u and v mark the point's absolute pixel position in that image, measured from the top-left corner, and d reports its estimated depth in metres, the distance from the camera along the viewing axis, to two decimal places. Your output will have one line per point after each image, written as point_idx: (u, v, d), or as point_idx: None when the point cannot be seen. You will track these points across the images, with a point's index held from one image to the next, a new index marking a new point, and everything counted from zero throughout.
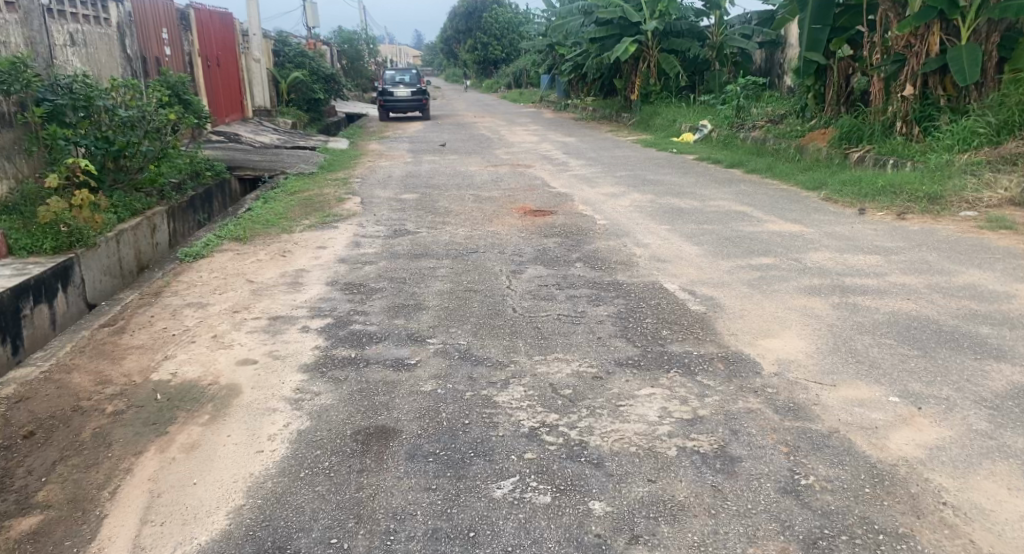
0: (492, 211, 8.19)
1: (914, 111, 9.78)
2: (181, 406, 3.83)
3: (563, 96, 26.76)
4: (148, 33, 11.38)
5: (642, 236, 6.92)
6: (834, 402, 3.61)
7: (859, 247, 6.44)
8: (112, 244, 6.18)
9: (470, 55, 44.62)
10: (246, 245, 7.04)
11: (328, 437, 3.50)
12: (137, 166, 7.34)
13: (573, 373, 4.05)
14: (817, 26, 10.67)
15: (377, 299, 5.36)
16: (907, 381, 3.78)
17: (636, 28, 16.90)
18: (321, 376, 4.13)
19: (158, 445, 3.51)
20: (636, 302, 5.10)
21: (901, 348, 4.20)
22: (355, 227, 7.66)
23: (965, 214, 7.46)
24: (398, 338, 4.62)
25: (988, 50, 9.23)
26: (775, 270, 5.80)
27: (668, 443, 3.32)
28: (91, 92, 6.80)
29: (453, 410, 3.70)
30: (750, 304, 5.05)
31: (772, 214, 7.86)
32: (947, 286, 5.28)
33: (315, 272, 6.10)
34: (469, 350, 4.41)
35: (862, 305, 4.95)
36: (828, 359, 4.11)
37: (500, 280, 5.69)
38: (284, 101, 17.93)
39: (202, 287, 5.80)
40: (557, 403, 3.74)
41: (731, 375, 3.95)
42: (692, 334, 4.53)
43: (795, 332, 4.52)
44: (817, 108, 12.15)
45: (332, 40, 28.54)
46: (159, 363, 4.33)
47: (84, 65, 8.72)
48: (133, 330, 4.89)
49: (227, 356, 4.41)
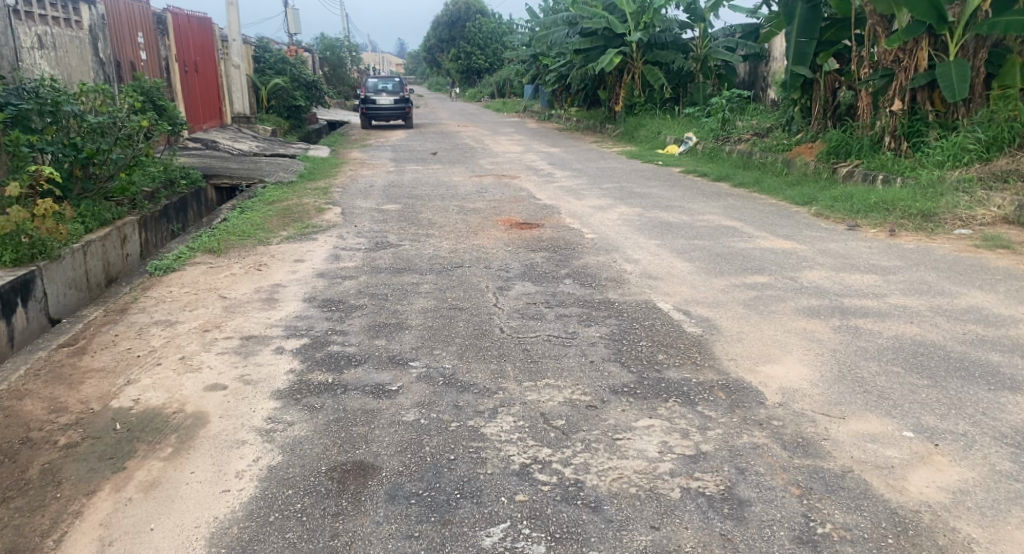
0: (476, 224, 7.94)
1: (902, 126, 9.61)
2: (142, 437, 3.54)
3: (546, 106, 26.64)
4: (122, 36, 11.05)
5: (632, 251, 6.70)
6: (845, 437, 3.38)
7: (856, 265, 6.24)
8: (78, 256, 5.87)
9: (452, 64, 44.52)
10: (220, 258, 6.74)
11: (301, 474, 3.24)
12: (107, 174, 7.03)
13: (565, 401, 3.80)
14: (804, 39, 10.61)
15: (357, 318, 5.08)
16: (919, 414, 3.56)
17: (620, 40, 16.71)
18: (295, 403, 3.86)
19: (113, 483, 3.22)
20: (630, 323, 4.86)
21: (910, 377, 3.98)
22: (335, 239, 7.38)
23: (959, 232, 7.29)
24: (378, 361, 4.34)
25: (975, 67, 9.14)
26: (771, 290, 5.59)
27: (670, 484, 3.08)
28: (58, 96, 6.52)
29: (438, 444, 3.44)
30: (748, 326, 4.81)
31: (762, 230, 7.66)
32: (950, 309, 5.08)
33: (291, 287, 5.81)
34: (454, 375, 4.14)
35: (864, 329, 4.73)
36: (834, 389, 3.87)
37: (486, 297, 5.44)
38: (264, 109, 17.62)
39: (170, 303, 5.50)
40: (549, 435, 3.49)
41: (734, 406, 3.71)
42: (690, 359, 4.28)
43: (797, 358, 4.29)
44: (804, 122, 12.01)
45: (313, 47, 28.31)
46: (121, 389, 4.03)
47: (53, 69, 8.39)
48: (94, 351, 4.59)
49: (194, 381, 4.12)
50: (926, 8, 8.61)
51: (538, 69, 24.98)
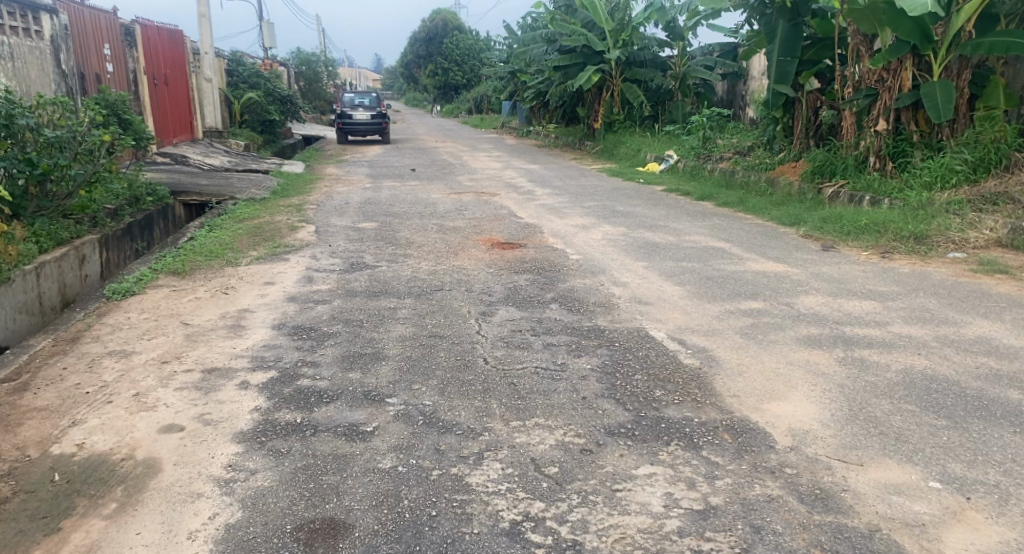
0: (456, 244, 7.59)
1: (887, 146, 9.36)
2: (83, 490, 3.20)
3: (523, 122, 26.35)
4: (87, 47, 10.65)
5: (619, 274, 6.39)
6: (866, 488, 3.11)
7: (851, 290, 5.95)
8: (30, 279, 5.51)
9: (429, 80, 44.19)
10: (184, 281, 6.36)
11: (264, 535, 2.93)
12: (65, 191, 6.72)
13: (557, 445, 3.49)
14: (786, 58, 10.42)
15: (330, 347, 4.72)
16: (944, 461, 3.28)
17: (599, 57, 16.35)
18: (259, 447, 3.52)
19: (46, 548, 2.90)
20: (622, 354, 4.53)
21: (926, 416, 3.66)
22: (307, 260, 7.02)
23: (953, 255, 7.02)
24: (352, 398, 3.98)
25: (959, 88, 8.88)
26: (768, 316, 5.29)
27: (679, 545, 2.85)
28: (13, 109, 6.12)
29: (417, 496, 3.14)
30: (746, 358, 4.48)
31: (752, 252, 7.38)
32: (958, 339, 4.78)
33: (260, 313, 5.44)
34: (435, 413, 3.79)
35: (871, 361, 4.40)
36: (849, 431, 3.55)
37: (468, 324, 5.10)
38: (236, 123, 17.21)
39: (127, 331, 5.11)
40: (541, 486, 3.19)
41: (742, 450, 3.41)
42: (689, 396, 3.94)
43: (804, 394, 3.94)
44: (785, 141, 11.72)
45: (289, 60, 27.84)
46: (63, 433, 3.67)
47: (11, 80, 8.03)
48: (38, 387, 4.21)
49: (148, 422, 3.76)
50: (910, 27, 8.42)
51: (516, 85, 24.71)
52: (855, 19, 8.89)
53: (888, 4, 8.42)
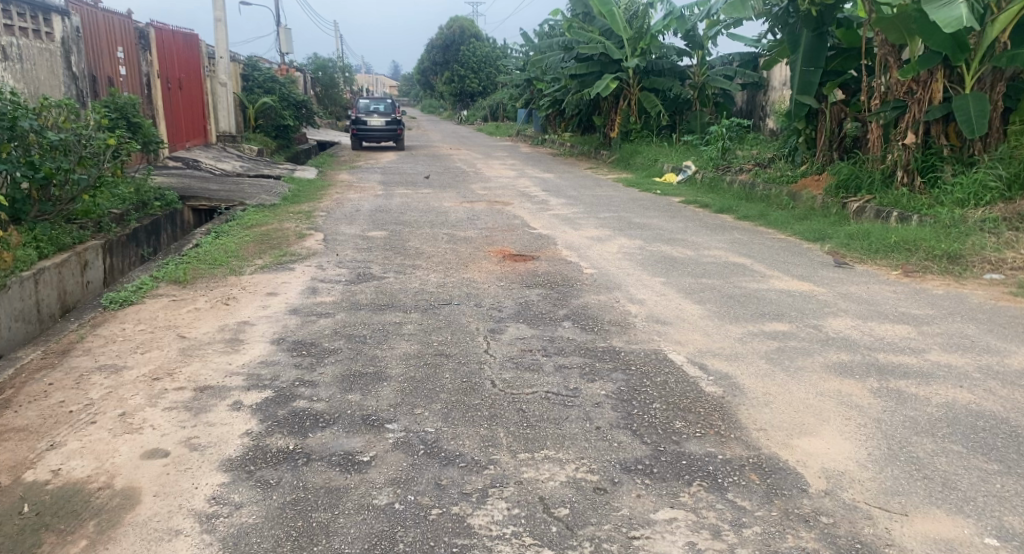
0: (467, 255, 7.32)
1: (916, 160, 8.97)
2: (53, 524, 3.01)
3: (540, 129, 25.97)
4: (99, 49, 10.48)
5: (635, 290, 6.10)
6: (912, 545, 2.85)
7: (883, 313, 5.63)
8: (27, 285, 5.29)
9: (446, 86, 43.87)
10: (185, 290, 6.13)
11: None
12: (68, 195, 6.49)
13: (568, 482, 3.21)
14: (809, 68, 10.12)
15: (329, 365, 4.46)
16: (998, 513, 2.99)
17: (617, 65, 16.08)
18: (246, 477, 3.26)
19: None
20: (639, 380, 4.23)
21: (975, 460, 3.35)
22: (313, 270, 6.76)
23: (989, 276, 6.68)
24: (350, 422, 3.71)
25: (993, 100, 8.52)
26: (795, 340, 4.98)
27: None
28: (16, 111, 5.88)
29: (416, 538, 2.91)
30: (773, 386, 4.16)
31: (775, 269, 7.07)
32: (1002, 370, 4.44)
33: (259, 326, 5.18)
34: (438, 442, 3.51)
35: (908, 393, 4.07)
36: (890, 473, 3.25)
37: (476, 343, 4.82)
38: (250, 128, 17.05)
39: (121, 344, 4.86)
40: (550, 531, 2.94)
41: (771, 493, 3.13)
42: (712, 429, 3.64)
43: (837, 430, 3.63)
44: (808, 153, 11.36)
45: (304, 64, 27.67)
46: (40, 456, 3.45)
47: (19, 83, 7.84)
48: (20, 405, 3.97)
49: (132, 445, 3.51)
50: (942, 37, 8.02)
51: (533, 92, 24.38)
52: (884, 29, 8.60)
53: (920, 13, 8.11)
